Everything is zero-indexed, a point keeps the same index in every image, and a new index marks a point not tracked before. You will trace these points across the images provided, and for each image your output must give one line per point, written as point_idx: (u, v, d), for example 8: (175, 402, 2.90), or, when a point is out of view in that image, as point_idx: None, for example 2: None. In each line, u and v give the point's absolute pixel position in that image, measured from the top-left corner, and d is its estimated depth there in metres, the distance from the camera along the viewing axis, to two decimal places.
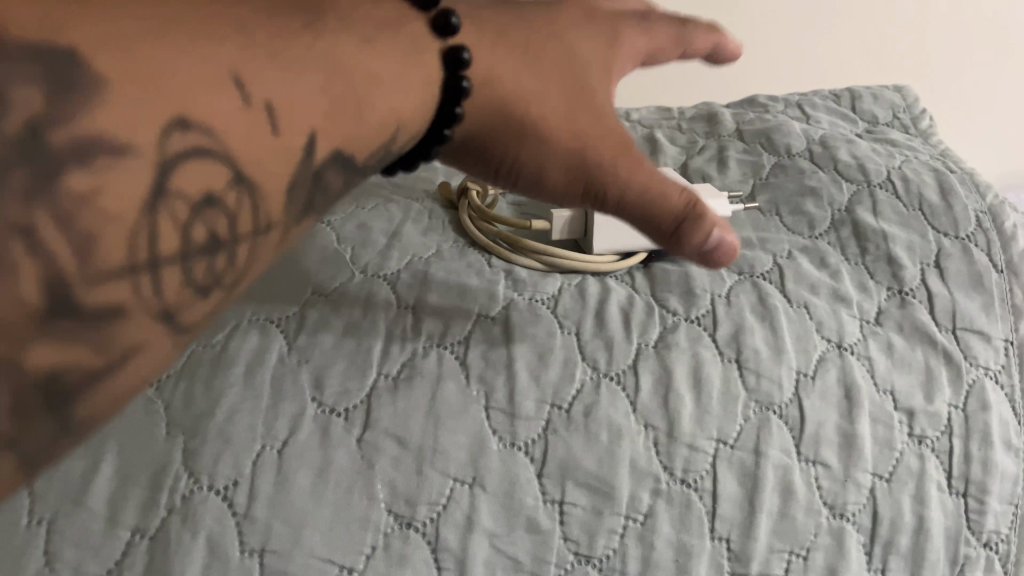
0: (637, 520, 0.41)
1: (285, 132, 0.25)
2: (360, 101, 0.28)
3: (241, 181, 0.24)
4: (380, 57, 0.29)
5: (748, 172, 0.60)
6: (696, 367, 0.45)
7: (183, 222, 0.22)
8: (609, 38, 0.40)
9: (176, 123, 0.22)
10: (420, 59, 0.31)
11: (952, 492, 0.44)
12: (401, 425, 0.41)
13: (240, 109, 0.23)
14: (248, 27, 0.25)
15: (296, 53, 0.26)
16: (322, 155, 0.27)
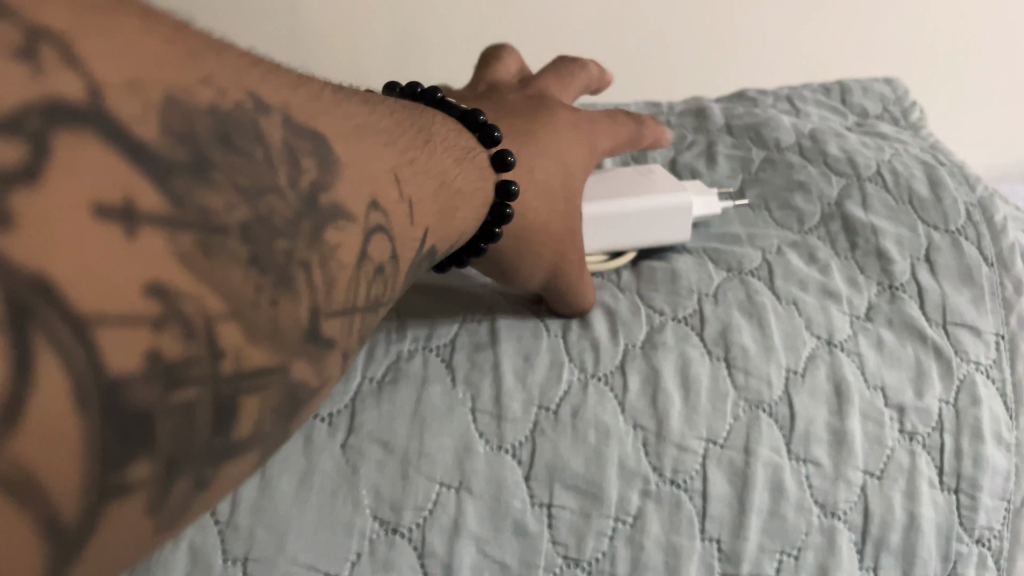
0: (626, 522, 0.41)
1: (413, 229, 0.32)
2: (451, 213, 0.37)
3: (394, 261, 0.30)
4: (465, 198, 0.39)
5: (737, 167, 0.60)
6: (684, 366, 0.44)
7: (377, 289, 0.29)
8: (601, 142, 0.50)
9: (375, 222, 0.29)
10: (481, 190, 0.41)
11: (943, 489, 0.44)
12: (386, 429, 0.41)
13: (398, 205, 0.31)
14: (397, 156, 0.32)
15: (420, 173, 0.34)
16: (428, 247, 0.34)
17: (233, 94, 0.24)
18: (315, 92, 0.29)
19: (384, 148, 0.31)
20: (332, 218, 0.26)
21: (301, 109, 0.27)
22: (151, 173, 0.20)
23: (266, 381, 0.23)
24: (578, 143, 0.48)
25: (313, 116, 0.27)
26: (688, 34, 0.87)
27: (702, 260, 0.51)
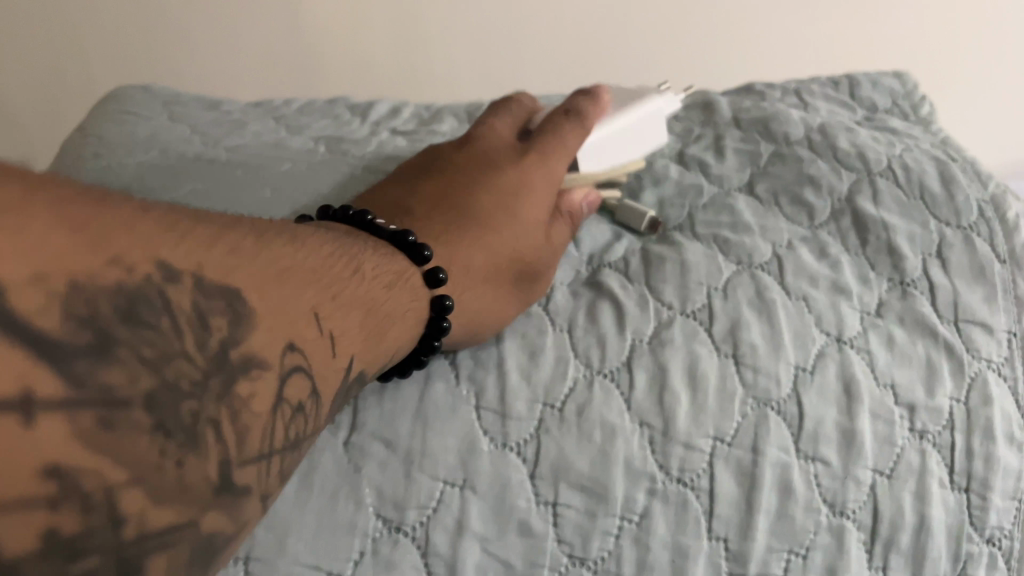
0: (632, 521, 0.40)
1: (336, 363, 0.34)
2: (386, 328, 0.39)
3: (315, 399, 0.32)
4: (404, 312, 0.41)
5: (745, 162, 0.57)
6: (692, 363, 0.44)
7: (297, 427, 0.31)
8: (535, 214, 0.53)
9: (292, 366, 0.31)
10: (419, 302, 0.42)
11: (954, 489, 0.43)
12: (389, 427, 0.41)
13: (318, 345, 0.33)
14: (317, 296, 0.34)
15: (347, 305, 0.36)
16: (357, 370, 0.36)
17: (141, 268, 0.26)
18: (235, 246, 0.31)
19: (306, 291, 0.33)
20: (243, 370, 0.29)
21: (213, 268, 0.29)
22: (55, 362, 0.23)
23: (175, 535, 0.25)
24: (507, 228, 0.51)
25: (228, 274, 0.29)
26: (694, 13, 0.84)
27: (712, 251, 0.50)
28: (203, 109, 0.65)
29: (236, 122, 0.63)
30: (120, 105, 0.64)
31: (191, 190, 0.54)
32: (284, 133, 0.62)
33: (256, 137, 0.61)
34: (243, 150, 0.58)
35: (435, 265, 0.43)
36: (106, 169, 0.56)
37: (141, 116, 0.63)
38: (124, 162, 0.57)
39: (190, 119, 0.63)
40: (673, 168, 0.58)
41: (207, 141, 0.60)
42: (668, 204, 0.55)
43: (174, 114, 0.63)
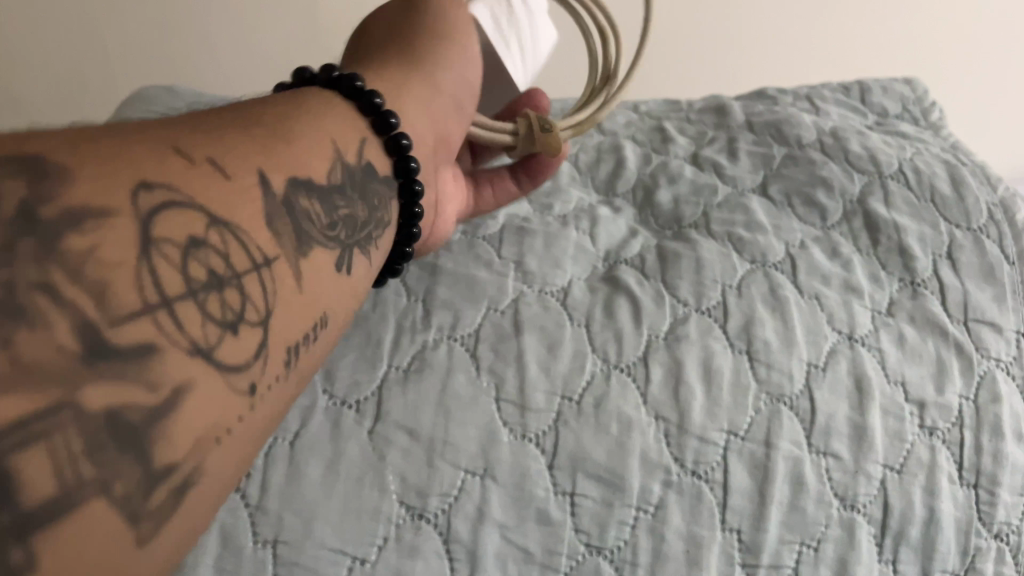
0: (647, 511, 0.41)
1: (243, 180, 0.30)
2: (293, 142, 0.35)
3: (234, 232, 0.29)
4: (307, 134, 0.36)
5: (759, 164, 0.58)
6: (707, 359, 0.45)
7: (211, 266, 0.27)
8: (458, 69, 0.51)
9: (161, 203, 0.27)
10: (332, 121, 0.39)
11: (963, 484, 0.44)
12: (412, 417, 0.42)
13: (192, 172, 0.28)
14: (178, 134, 0.30)
15: (229, 135, 0.32)
16: (278, 185, 0.32)
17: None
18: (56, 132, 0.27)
19: (154, 135, 0.29)
20: (75, 229, 0.24)
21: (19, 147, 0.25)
22: None
23: (47, 425, 0.21)
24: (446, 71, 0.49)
25: (40, 148, 0.25)
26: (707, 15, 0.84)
27: (727, 248, 0.51)
28: None
29: None
30: (144, 104, 0.65)
31: None
32: None
33: None
34: None
35: (368, 92, 0.42)
36: None
37: (166, 115, 0.64)
38: None
39: None
40: (687, 168, 0.59)
41: None
42: (683, 201, 0.56)
43: None
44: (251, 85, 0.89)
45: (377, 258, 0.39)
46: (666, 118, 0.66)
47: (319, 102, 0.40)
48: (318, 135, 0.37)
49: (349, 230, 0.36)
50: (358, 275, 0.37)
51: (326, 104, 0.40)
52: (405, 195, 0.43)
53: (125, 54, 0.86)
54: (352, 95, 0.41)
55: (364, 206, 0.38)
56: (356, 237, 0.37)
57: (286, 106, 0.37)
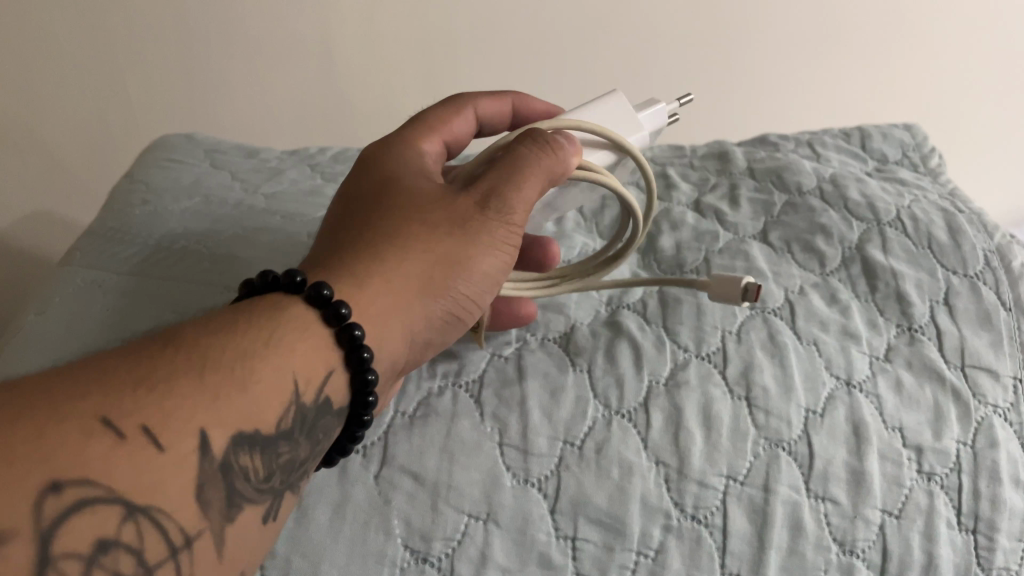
0: (648, 556, 0.42)
1: (177, 452, 0.29)
2: (249, 385, 0.33)
3: (151, 518, 0.28)
4: (267, 366, 0.34)
5: (759, 211, 0.59)
6: (706, 404, 0.46)
7: (117, 570, 0.27)
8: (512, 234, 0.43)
9: (70, 505, 0.26)
10: (300, 354, 0.35)
11: (961, 530, 0.44)
12: (417, 462, 0.44)
13: (116, 453, 0.28)
14: (114, 395, 0.29)
15: (175, 383, 0.31)
16: (211, 454, 0.31)
17: None
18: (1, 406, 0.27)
19: (89, 400, 0.29)
20: None
21: None
22: None
23: None
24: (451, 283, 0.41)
25: None
26: (710, 63, 0.86)
27: None
28: (242, 157, 0.69)
29: (274, 169, 0.66)
30: (163, 152, 0.68)
31: (232, 234, 0.57)
32: (318, 180, 0.66)
33: (293, 184, 0.64)
34: (280, 196, 0.62)
35: (351, 325, 0.37)
36: (152, 213, 0.59)
37: (184, 164, 0.66)
38: (169, 207, 0.60)
39: (229, 167, 0.66)
40: (689, 215, 0.60)
41: (247, 187, 0.63)
42: (685, 247, 0.57)
43: (216, 162, 0.67)
44: (263, 123, 0.92)
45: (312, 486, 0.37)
46: (670, 164, 0.67)
47: (289, 325, 0.36)
48: (279, 363, 0.34)
49: (285, 476, 0.34)
50: (285, 515, 0.35)
51: (297, 330, 0.36)
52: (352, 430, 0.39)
53: (144, 98, 0.89)
54: (316, 304, 0.37)
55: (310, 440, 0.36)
56: (291, 481, 0.35)
57: (251, 343, 0.34)
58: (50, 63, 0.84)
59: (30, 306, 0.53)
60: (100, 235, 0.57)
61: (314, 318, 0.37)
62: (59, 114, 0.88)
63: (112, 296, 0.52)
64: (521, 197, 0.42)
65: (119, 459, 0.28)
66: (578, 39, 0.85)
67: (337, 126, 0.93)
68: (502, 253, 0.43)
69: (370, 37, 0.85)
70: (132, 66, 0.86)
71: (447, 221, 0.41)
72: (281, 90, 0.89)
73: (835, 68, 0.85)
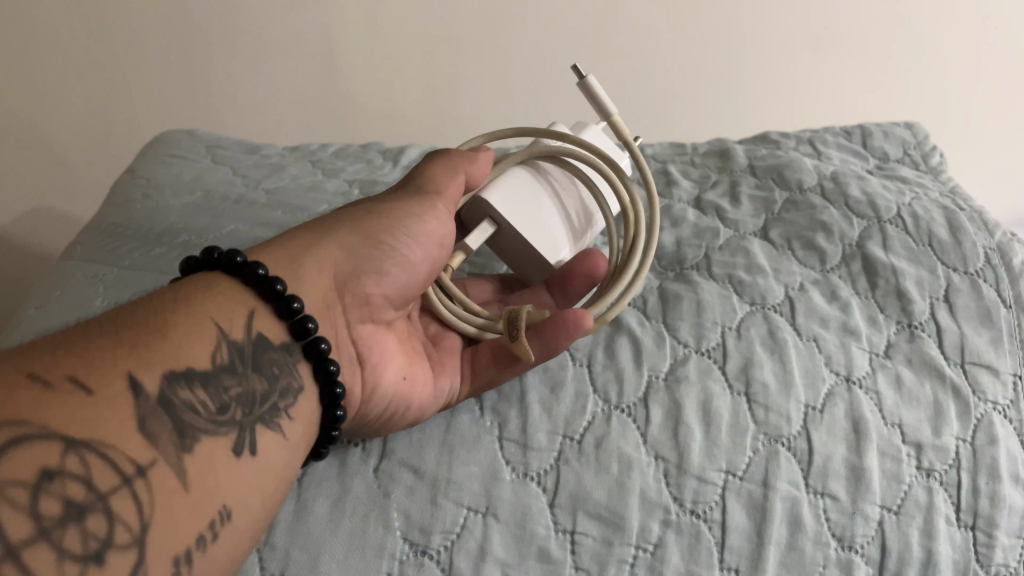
0: (646, 550, 0.42)
1: (106, 392, 0.30)
2: (169, 333, 0.34)
3: (92, 450, 0.29)
4: (185, 316, 0.35)
5: (760, 208, 0.59)
6: (706, 400, 0.46)
7: (67, 496, 0.27)
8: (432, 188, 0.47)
9: (9, 440, 0.27)
10: (213, 302, 0.37)
11: (960, 526, 0.44)
12: (416, 456, 0.44)
13: (46, 396, 0.28)
14: (36, 357, 0.30)
15: (92, 339, 0.32)
16: (146, 391, 0.31)
17: None
18: None
19: (11, 362, 0.29)
20: None
21: None
22: None
23: None
24: (378, 232, 0.45)
25: None
26: (712, 62, 0.86)
27: (727, 290, 0.52)
28: (244, 153, 0.69)
29: (276, 166, 0.67)
30: (165, 148, 0.68)
31: (232, 230, 0.57)
32: (320, 176, 0.66)
33: (294, 180, 0.64)
34: (282, 192, 0.62)
35: (249, 264, 0.39)
36: (153, 208, 0.59)
37: (186, 159, 0.66)
38: (171, 202, 0.60)
39: (230, 163, 0.66)
40: (690, 212, 0.60)
41: (248, 183, 0.63)
42: (685, 244, 0.57)
43: (217, 158, 0.67)
44: (260, 121, 0.92)
45: (292, 429, 0.38)
46: (670, 162, 0.67)
47: (201, 285, 0.38)
48: (194, 313, 0.36)
49: (245, 408, 0.36)
50: (263, 454, 0.36)
51: (209, 288, 0.38)
52: (313, 359, 0.40)
53: (143, 94, 0.89)
54: (233, 270, 0.39)
55: (260, 377, 0.37)
56: (254, 413, 0.36)
57: (161, 301, 0.36)
58: (53, 59, 0.85)
59: (32, 299, 0.53)
60: (100, 228, 0.57)
61: (230, 281, 0.39)
62: (57, 109, 0.88)
63: (112, 289, 0.52)
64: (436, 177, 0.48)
65: (47, 398, 0.28)
66: (580, 37, 0.85)
67: (341, 118, 0.92)
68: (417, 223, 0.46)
69: (372, 35, 0.86)
70: (132, 63, 0.87)
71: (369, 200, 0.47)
72: (280, 83, 0.89)
73: (836, 67, 0.85)
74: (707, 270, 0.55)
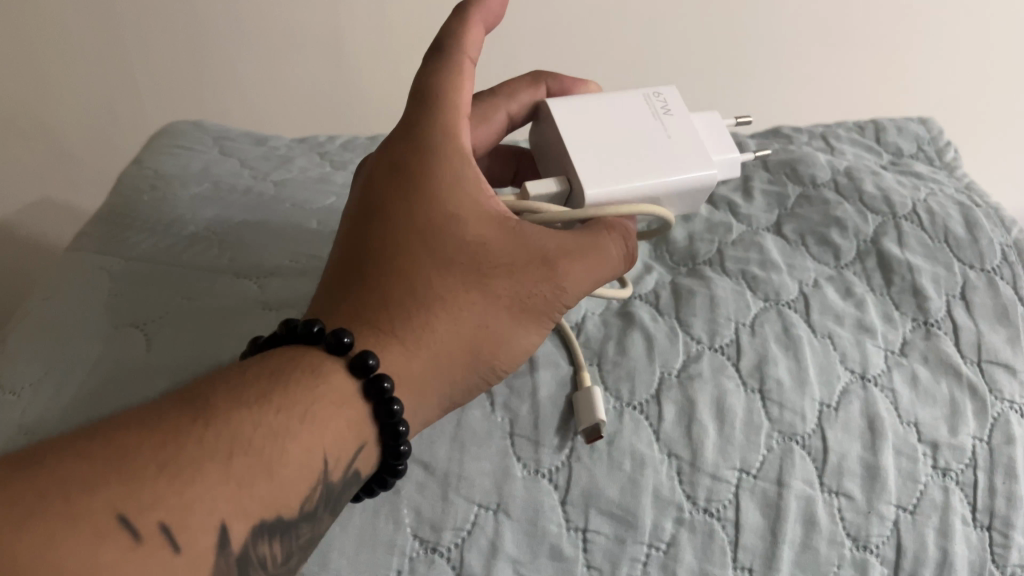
0: (659, 548, 0.41)
1: (194, 549, 0.29)
2: (277, 470, 0.33)
3: None
4: (299, 447, 0.34)
5: (773, 203, 0.59)
6: (719, 397, 0.45)
7: None
8: (565, 298, 0.41)
9: None
10: (335, 430, 0.35)
11: (976, 526, 0.44)
12: (427, 451, 0.43)
13: (135, 555, 0.27)
14: (138, 485, 0.28)
15: (201, 466, 0.30)
16: (229, 550, 0.30)
17: None
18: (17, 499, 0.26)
19: (110, 490, 0.28)
20: None
21: None
22: None
23: None
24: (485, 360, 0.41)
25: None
26: (722, 57, 0.85)
27: (741, 287, 0.51)
28: (251, 144, 0.68)
29: (283, 157, 0.66)
30: (172, 139, 0.67)
31: (240, 220, 0.57)
32: (328, 168, 0.65)
33: (302, 172, 0.64)
34: (290, 184, 0.62)
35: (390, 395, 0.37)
36: (161, 198, 0.59)
37: (193, 150, 0.66)
38: (179, 193, 0.59)
39: (238, 154, 0.66)
40: (702, 207, 0.59)
41: (255, 175, 0.63)
42: (697, 238, 0.57)
43: (225, 149, 0.67)
44: (265, 111, 0.92)
45: None
46: None
47: (330, 400, 0.36)
48: (309, 446, 0.34)
49: (302, 556, 0.35)
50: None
51: (336, 402, 0.36)
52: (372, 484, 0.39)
53: (148, 85, 0.88)
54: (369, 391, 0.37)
55: (332, 514, 0.36)
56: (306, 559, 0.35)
57: (285, 417, 0.34)
58: (58, 51, 0.84)
59: (42, 286, 0.53)
60: (107, 219, 0.57)
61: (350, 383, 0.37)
62: (62, 101, 0.87)
63: (121, 279, 0.52)
64: (576, 283, 0.41)
65: (137, 561, 0.27)
66: (591, 30, 0.84)
67: (352, 109, 0.92)
68: (542, 322, 0.42)
69: (379, 26, 0.85)
70: (137, 53, 0.86)
71: (509, 262, 0.39)
72: (285, 72, 0.88)
73: (847, 63, 0.85)
74: (719, 265, 0.54)
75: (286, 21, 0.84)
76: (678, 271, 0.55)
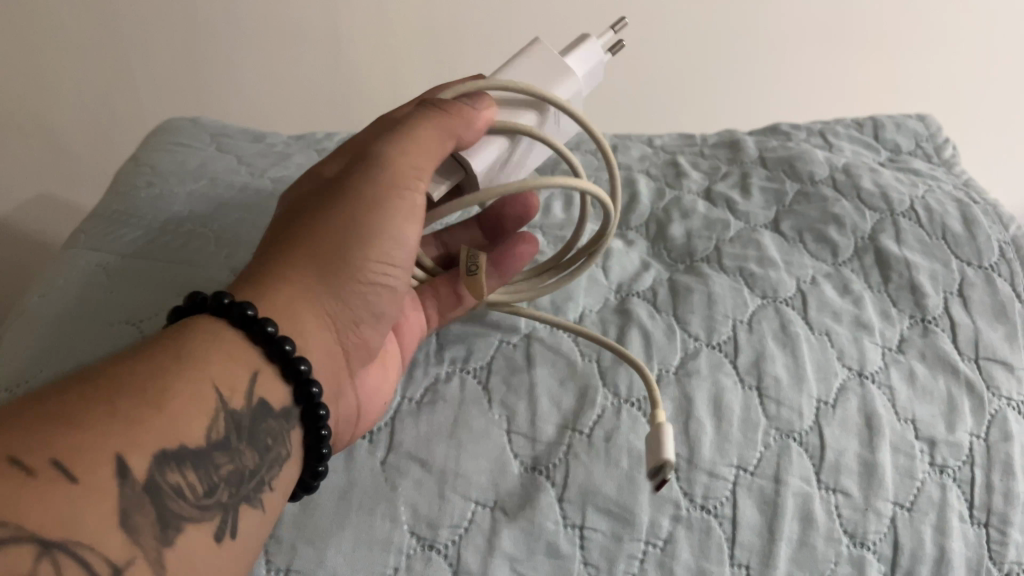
0: (656, 545, 0.41)
1: (93, 479, 0.29)
2: (166, 405, 0.33)
3: (70, 552, 0.28)
4: (183, 388, 0.34)
5: (771, 200, 0.59)
6: (717, 394, 0.45)
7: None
8: (411, 171, 0.40)
9: None
10: (212, 362, 0.36)
11: (974, 523, 0.44)
12: (425, 449, 0.43)
13: (29, 488, 0.28)
14: (24, 432, 0.29)
15: (86, 411, 0.31)
16: (133, 476, 0.31)
17: None
18: None
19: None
20: None
21: None
22: None
23: None
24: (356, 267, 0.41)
25: None
26: (720, 53, 0.85)
27: (738, 284, 0.51)
28: (249, 141, 0.68)
29: (281, 155, 0.66)
30: (170, 136, 0.67)
31: (237, 218, 0.57)
32: None
33: (299, 169, 0.64)
34: (286, 181, 0.61)
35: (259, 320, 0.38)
36: (158, 195, 0.59)
37: (190, 147, 0.65)
38: (175, 190, 0.59)
39: (235, 152, 0.66)
40: (700, 204, 0.59)
41: (252, 172, 0.63)
42: (696, 236, 0.56)
43: (221, 146, 0.66)
44: (264, 110, 0.92)
45: (273, 499, 0.37)
46: (680, 153, 0.67)
47: (207, 347, 0.37)
48: (193, 381, 0.35)
49: (233, 488, 0.35)
50: (248, 536, 0.35)
51: (210, 339, 0.37)
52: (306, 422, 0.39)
53: (147, 82, 0.88)
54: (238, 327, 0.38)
55: (251, 444, 0.36)
56: (242, 492, 0.35)
57: (158, 361, 0.35)
58: (56, 47, 0.84)
59: (39, 282, 0.53)
60: (104, 217, 0.57)
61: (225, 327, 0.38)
62: (61, 98, 0.87)
63: (116, 275, 0.52)
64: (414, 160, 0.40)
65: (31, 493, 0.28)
66: (589, 26, 0.84)
67: (351, 105, 0.91)
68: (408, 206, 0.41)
69: (377, 23, 0.85)
70: (135, 49, 0.86)
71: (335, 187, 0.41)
72: (283, 69, 0.88)
73: (845, 60, 0.85)
74: (717, 263, 0.54)
75: (283, 18, 0.84)
76: (676, 268, 0.55)
